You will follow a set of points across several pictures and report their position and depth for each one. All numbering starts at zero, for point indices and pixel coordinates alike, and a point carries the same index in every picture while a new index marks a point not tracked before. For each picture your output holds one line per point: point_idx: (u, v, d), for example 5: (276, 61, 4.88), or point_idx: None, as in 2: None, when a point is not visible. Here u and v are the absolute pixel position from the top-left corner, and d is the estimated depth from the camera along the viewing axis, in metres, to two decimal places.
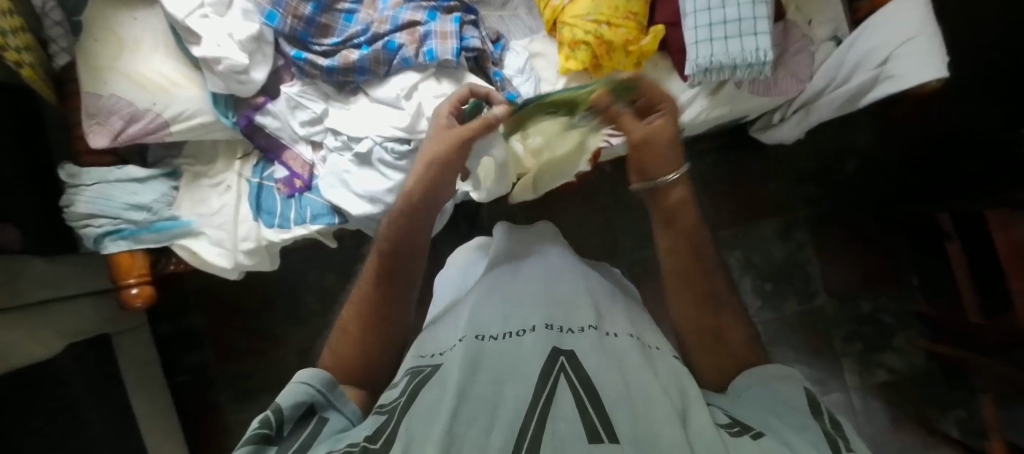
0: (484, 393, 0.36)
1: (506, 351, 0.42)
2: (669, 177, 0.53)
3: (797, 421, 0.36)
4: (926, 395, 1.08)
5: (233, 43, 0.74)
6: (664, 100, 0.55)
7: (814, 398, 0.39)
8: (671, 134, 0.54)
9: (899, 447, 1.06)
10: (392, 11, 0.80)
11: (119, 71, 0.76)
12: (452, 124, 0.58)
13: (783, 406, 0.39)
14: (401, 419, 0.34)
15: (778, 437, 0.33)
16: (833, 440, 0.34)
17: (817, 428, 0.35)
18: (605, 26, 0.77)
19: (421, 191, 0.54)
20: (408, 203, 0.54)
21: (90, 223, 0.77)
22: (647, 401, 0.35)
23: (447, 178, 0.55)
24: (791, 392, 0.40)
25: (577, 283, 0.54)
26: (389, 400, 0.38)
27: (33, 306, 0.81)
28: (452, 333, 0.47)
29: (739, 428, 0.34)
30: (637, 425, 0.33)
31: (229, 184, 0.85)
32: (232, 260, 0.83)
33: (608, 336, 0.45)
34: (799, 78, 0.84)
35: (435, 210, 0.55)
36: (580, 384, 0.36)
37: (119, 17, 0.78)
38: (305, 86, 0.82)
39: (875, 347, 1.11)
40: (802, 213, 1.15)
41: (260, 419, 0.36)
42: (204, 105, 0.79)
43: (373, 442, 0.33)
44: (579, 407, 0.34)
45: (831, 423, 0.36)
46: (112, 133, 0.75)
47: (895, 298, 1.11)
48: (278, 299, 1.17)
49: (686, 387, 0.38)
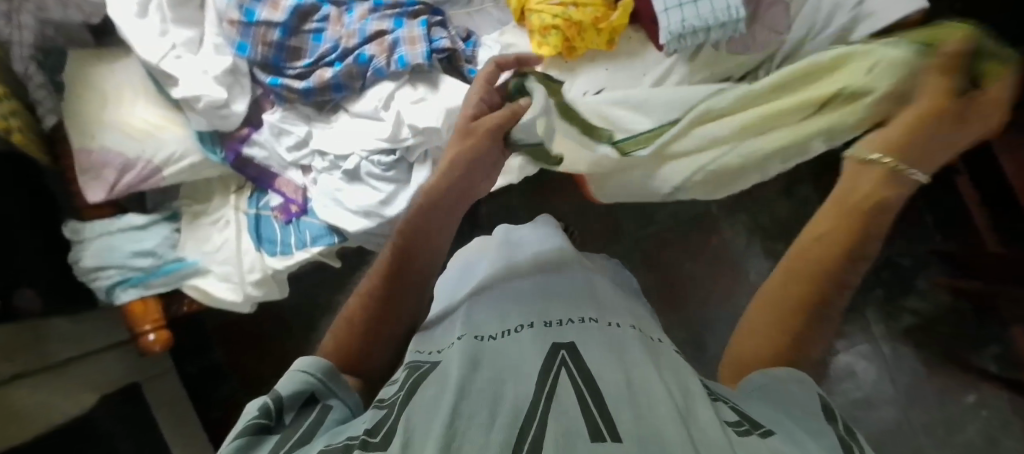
0: (485, 388, 0.35)
1: (505, 348, 0.41)
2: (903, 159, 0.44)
3: (811, 425, 0.32)
4: (956, 332, 1.05)
5: (209, 79, 0.76)
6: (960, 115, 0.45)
7: (830, 407, 0.34)
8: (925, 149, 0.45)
9: (936, 390, 1.04)
10: (358, 23, 0.80)
11: (106, 122, 0.78)
12: (476, 114, 0.61)
13: (795, 408, 0.34)
14: (401, 414, 0.33)
15: (789, 437, 0.31)
16: (852, 447, 0.30)
17: (831, 435, 0.31)
18: (572, 7, 0.76)
19: (443, 187, 0.56)
20: (428, 198, 0.56)
21: (99, 275, 0.78)
22: (649, 396, 0.33)
23: (465, 170, 0.57)
24: (809, 400, 0.35)
25: (575, 279, 0.54)
26: (388, 395, 0.38)
27: (61, 365, 0.83)
28: (450, 331, 0.47)
29: (747, 426, 0.31)
30: (641, 422, 0.31)
31: (227, 219, 0.86)
32: (241, 293, 0.84)
33: (610, 326, 0.45)
34: (777, 29, 0.80)
35: (450, 207, 0.56)
36: (581, 382, 0.35)
37: (98, 71, 0.80)
38: (286, 112, 0.83)
39: (899, 292, 1.07)
40: (804, 168, 1.12)
41: (260, 407, 0.36)
42: (191, 145, 0.80)
43: (372, 435, 0.32)
44: (580, 404, 0.32)
45: (847, 430, 0.32)
46: (108, 186, 0.76)
47: (912, 238, 1.08)
48: (295, 324, 1.19)
49: (688, 382, 0.36)
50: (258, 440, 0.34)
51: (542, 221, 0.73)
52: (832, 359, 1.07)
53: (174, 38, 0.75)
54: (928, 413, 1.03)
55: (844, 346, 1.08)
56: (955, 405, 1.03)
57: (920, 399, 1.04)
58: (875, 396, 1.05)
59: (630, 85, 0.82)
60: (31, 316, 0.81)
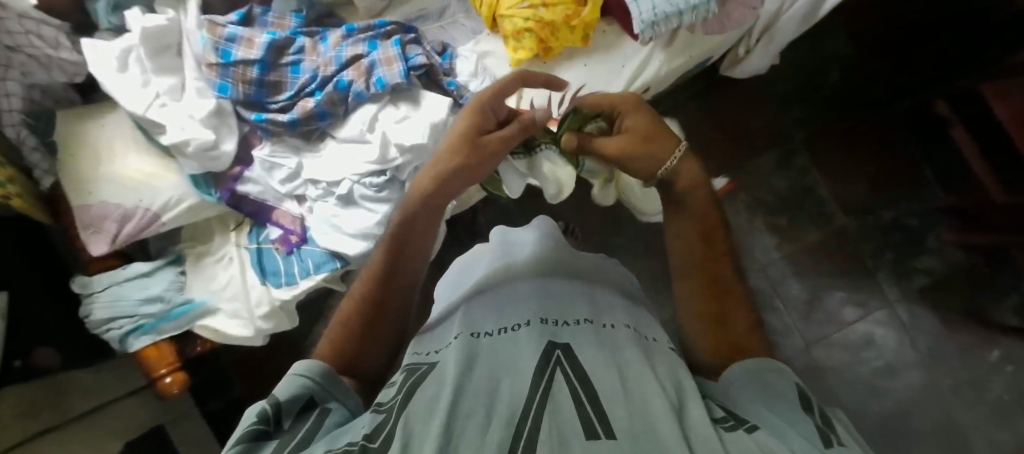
0: (481, 387, 0.36)
1: (500, 346, 0.42)
2: (671, 157, 0.54)
3: (789, 413, 0.35)
4: (973, 288, 1.03)
5: (196, 122, 0.77)
6: (620, 103, 0.60)
7: (805, 394, 0.37)
8: (644, 132, 0.57)
9: (959, 349, 1.02)
10: (334, 51, 0.81)
11: (101, 176, 0.79)
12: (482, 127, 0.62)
13: (775, 396, 0.37)
14: (398, 417, 0.34)
15: (773, 432, 0.33)
16: (827, 435, 0.32)
17: (809, 422, 0.34)
18: (542, 8, 0.76)
19: (433, 191, 0.57)
20: (420, 202, 0.56)
21: (112, 326, 0.80)
22: (642, 397, 0.35)
23: (460, 179, 0.59)
24: (784, 385, 0.38)
25: (569, 280, 0.56)
26: (387, 399, 0.39)
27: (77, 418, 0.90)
28: (446, 333, 0.48)
29: (734, 423, 0.34)
30: (635, 418, 0.33)
31: (230, 257, 0.87)
32: (252, 327, 0.85)
33: (604, 327, 0.46)
34: (751, 4, 0.80)
35: (439, 210, 0.58)
36: (577, 383, 0.36)
37: (89, 128, 0.82)
38: (274, 145, 0.84)
39: (908, 253, 1.06)
40: (798, 137, 1.12)
41: (258, 414, 0.37)
42: (187, 189, 0.81)
43: (372, 440, 0.32)
44: (575, 400, 0.34)
45: (823, 420, 0.34)
46: (110, 237, 0.78)
47: (916, 197, 1.07)
48: (308, 352, 1.20)
49: (681, 379, 0.38)
50: (257, 446, 0.35)
51: (540, 223, 0.73)
52: (848, 329, 1.06)
53: (157, 87, 0.77)
54: (953, 374, 1.02)
55: (861, 315, 1.06)
56: (980, 362, 1.01)
57: (942, 360, 1.03)
58: (898, 363, 1.04)
59: (611, 77, 0.81)
60: (53, 372, 0.86)
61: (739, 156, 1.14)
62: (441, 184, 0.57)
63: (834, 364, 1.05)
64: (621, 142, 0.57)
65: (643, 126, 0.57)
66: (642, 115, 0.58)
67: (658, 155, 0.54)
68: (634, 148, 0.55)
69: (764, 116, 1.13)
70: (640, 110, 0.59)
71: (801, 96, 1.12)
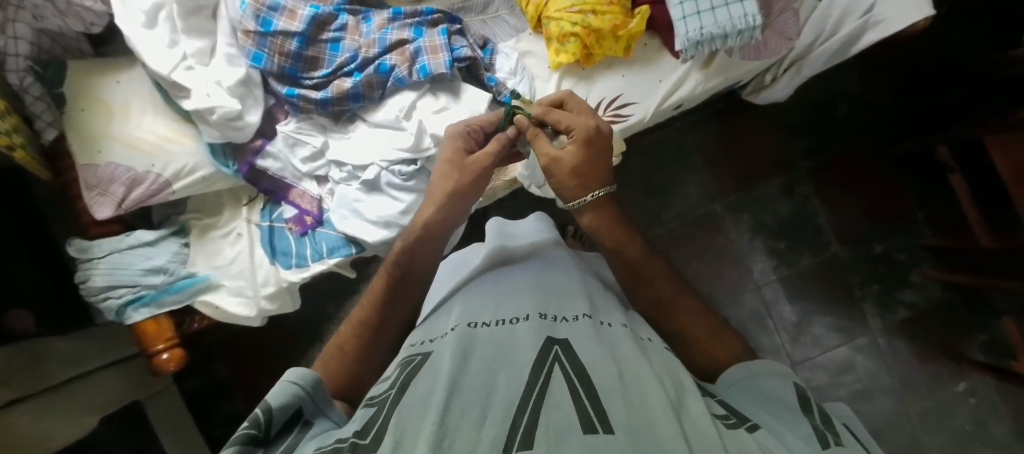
0: (476, 381, 0.37)
1: (497, 338, 0.43)
2: (582, 200, 0.57)
3: (788, 420, 0.38)
4: (947, 324, 1.10)
5: (222, 90, 0.74)
6: (574, 126, 0.59)
7: (804, 394, 0.41)
8: (576, 163, 0.57)
9: (929, 378, 1.09)
10: (377, 33, 0.79)
11: (112, 137, 0.74)
12: (466, 148, 0.65)
13: (773, 403, 0.41)
14: (389, 414, 0.35)
15: (773, 432, 0.36)
16: (825, 436, 0.36)
17: (807, 425, 0.37)
18: (591, 14, 0.76)
19: (430, 222, 0.61)
20: (421, 232, 0.61)
21: (109, 295, 0.75)
22: (641, 390, 0.36)
23: (456, 207, 0.63)
24: (782, 387, 0.41)
25: (570, 273, 0.57)
26: (379, 393, 0.40)
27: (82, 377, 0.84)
28: (445, 322, 0.49)
29: (735, 420, 0.37)
30: (632, 411, 0.34)
31: (239, 232, 0.83)
32: (255, 308, 0.81)
33: (602, 325, 0.46)
34: (787, 35, 0.82)
35: (446, 235, 0.62)
36: (574, 374, 0.37)
37: (102, 82, 0.77)
38: (301, 122, 0.82)
39: (893, 286, 1.13)
40: (803, 167, 1.17)
41: (249, 419, 0.37)
42: (203, 157, 0.78)
43: (363, 437, 0.34)
44: (573, 394, 0.35)
45: (822, 419, 0.38)
46: (116, 202, 0.74)
47: (905, 233, 1.13)
48: (300, 334, 1.17)
49: (681, 378, 0.40)
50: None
51: (537, 218, 0.74)
52: (831, 352, 1.13)
53: (186, 48, 0.74)
54: (922, 401, 1.08)
55: (843, 340, 1.13)
56: (947, 393, 1.08)
57: (914, 388, 1.09)
58: (874, 388, 1.10)
59: (647, 91, 0.82)
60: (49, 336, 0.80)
61: (746, 180, 1.19)
62: (442, 219, 0.61)
63: (816, 384, 1.11)
64: (552, 159, 0.59)
65: (571, 162, 0.57)
66: (578, 151, 0.58)
67: (575, 190, 0.58)
68: (557, 173, 0.58)
69: (772, 142, 1.18)
70: (590, 147, 0.58)
71: (810, 127, 1.17)
